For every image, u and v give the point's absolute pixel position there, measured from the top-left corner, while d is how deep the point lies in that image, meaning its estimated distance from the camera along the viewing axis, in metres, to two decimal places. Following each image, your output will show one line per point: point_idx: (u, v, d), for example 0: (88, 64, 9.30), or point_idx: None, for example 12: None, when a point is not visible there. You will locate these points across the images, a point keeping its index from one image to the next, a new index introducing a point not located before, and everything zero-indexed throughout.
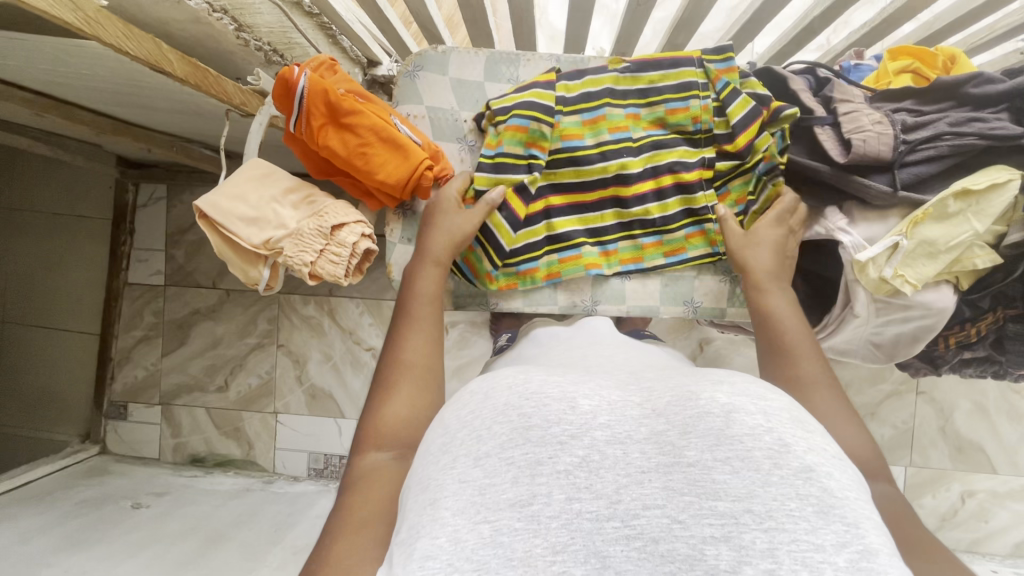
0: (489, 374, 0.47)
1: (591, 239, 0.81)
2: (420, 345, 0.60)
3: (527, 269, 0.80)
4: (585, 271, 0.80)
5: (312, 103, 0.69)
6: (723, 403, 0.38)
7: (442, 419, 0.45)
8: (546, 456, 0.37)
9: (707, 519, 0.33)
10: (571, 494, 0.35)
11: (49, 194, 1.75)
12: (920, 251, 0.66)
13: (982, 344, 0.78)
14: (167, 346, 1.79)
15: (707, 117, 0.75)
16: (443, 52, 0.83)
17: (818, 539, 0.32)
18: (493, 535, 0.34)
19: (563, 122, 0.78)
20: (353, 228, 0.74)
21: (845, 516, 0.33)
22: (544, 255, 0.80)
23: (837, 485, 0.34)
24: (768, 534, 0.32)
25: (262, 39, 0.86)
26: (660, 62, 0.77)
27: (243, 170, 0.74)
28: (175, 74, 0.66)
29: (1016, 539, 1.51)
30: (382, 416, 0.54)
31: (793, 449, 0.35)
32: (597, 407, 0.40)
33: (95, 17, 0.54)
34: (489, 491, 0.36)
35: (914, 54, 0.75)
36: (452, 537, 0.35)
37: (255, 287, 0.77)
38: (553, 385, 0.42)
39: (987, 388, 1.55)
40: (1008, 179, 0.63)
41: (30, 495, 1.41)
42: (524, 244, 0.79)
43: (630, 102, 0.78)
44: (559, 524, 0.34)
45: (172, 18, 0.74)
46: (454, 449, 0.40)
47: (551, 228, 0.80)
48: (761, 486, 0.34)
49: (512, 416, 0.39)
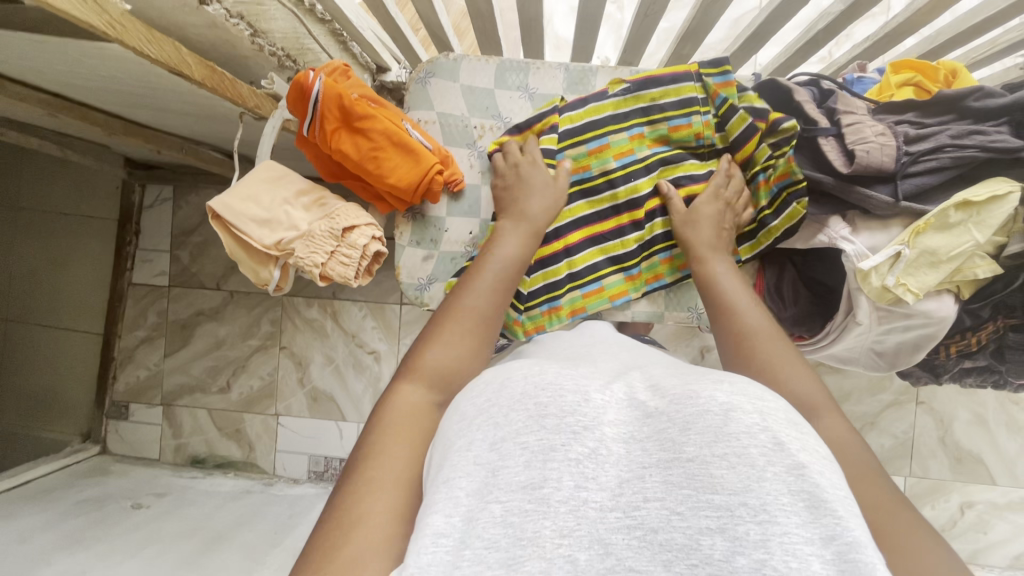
0: (504, 364, 0.48)
1: (614, 267, 0.81)
2: (484, 302, 0.60)
3: (551, 309, 0.80)
4: (609, 303, 0.81)
5: (326, 107, 0.70)
6: (722, 402, 0.38)
7: (458, 405, 0.46)
8: (560, 443, 0.37)
9: (703, 512, 0.34)
10: (579, 483, 0.36)
11: (56, 194, 1.76)
12: (923, 260, 0.67)
13: (983, 352, 0.79)
14: (170, 347, 1.80)
15: (709, 132, 0.77)
16: (454, 59, 0.84)
17: (806, 532, 0.33)
18: (505, 514, 0.36)
19: (571, 157, 0.80)
20: (364, 231, 0.75)
21: (835, 510, 0.34)
22: (566, 292, 0.80)
23: (827, 482, 0.35)
24: (761, 526, 0.33)
25: (276, 44, 0.88)
26: (661, 78, 0.78)
27: (257, 171, 0.75)
28: (194, 78, 0.67)
29: (1015, 551, 1.51)
30: (433, 354, 0.54)
31: (787, 447, 0.36)
32: (608, 402, 0.41)
33: (119, 21, 0.55)
34: (502, 472, 0.37)
35: (917, 68, 0.76)
36: (466, 516, 0.36)
37: (265, 288, 0.78)
38: (568, 377, 0.42)
39: (986, 399, 1.56)
40: (1009, 190, 0.64)
41: (30, 494, 1.42)
42: (539, 287, 0.79)
43: (631, 123, 0.79)
44: (566, 510, 0.35)
45: (189, 22, 0.75)
46: (471, 432, 0.41)
47: (572, 265, 0.80)
48: (756, 481, 0.34)
49: (528, 404, 0.40)
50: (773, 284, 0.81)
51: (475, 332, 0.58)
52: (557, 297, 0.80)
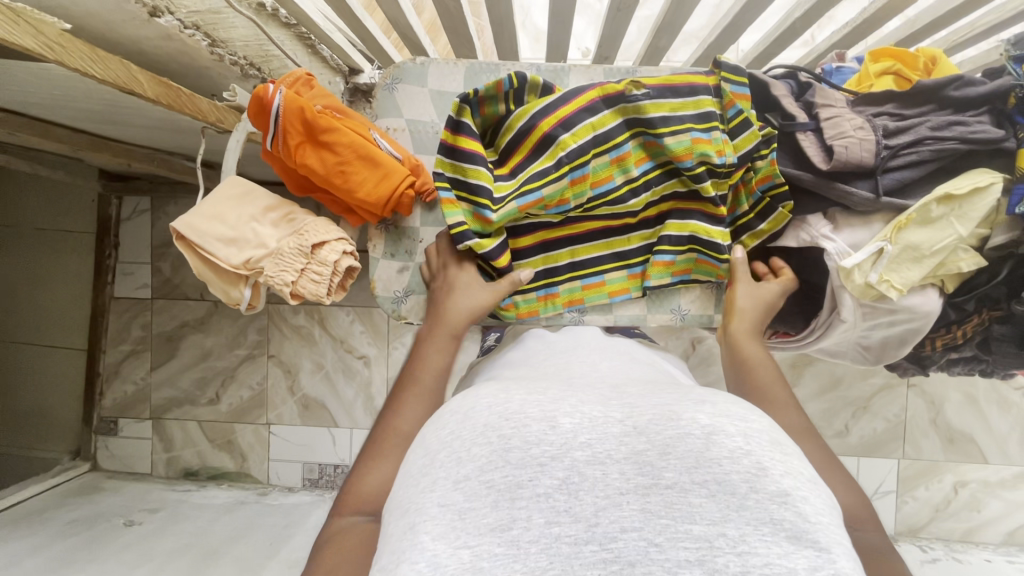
0: (472, 391, 0.48)
1: (616, 263, 0.79)
2: (415, 413, 0.57)
3: (547, 295, 0.80)
4: (607, 299, 0.80)
5: (288, 121, 0.68)
6: (704, 425, 0.39)
7: (424, 438, 0.46)
8: (526, 478, 0.37)
9: (682, 543, 0.34)
10: (551, 518, 0.36)
11: (28, 210, 1.72)
12: (906, 255, 0.66)
13: (969, 344, 0.77)
14: (156, 360, 1.78)
15: (730, 150, 0.67)
16: (421, 64, 0.81)
17: (790, 563, 0.33)
18: (474, 560, 0.35)
19: (593, 168, 0.69)
20: (334, 247, 0.72)
21: (817, 541, 0.34)
22: (565, 281, 0.79)
23: (811, 509, 0.36)
24: (741, 558, 0.33)
25: (238, 53, 0.85)
26: (678, 88, 0.68)
27: (221, 189, 0.73)
28: (146, 95, 0.64)
29: (1007, 528, 1.54)
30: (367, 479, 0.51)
31: (769, 473, 0.37)
32: (579, 425, 0.40)
33: (58, 41, 0.52)
34: (468, 515, 0.37)
35: (895, 55, 0.73)
36: (432, 561, 0.35)
37: (236, 307, 0.76)
38: (534, 405, 0.43)
39: (977, 379, 1.56)
40: (990, 182, 0.63)
41: (19, 516, 1.40)
42: (522, 273, 0.78)
43: (648, 131, 0.69)
44: (538, 549, 0.35)
45: (142, 36, 0.73)
46: (433, 471, 0.41)
47: (574, 254, 0.79)
48: (735, 511, 0.35)
49: (491, 438, 0.40)
50: None
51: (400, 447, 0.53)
52: (556, 288, 0.80)
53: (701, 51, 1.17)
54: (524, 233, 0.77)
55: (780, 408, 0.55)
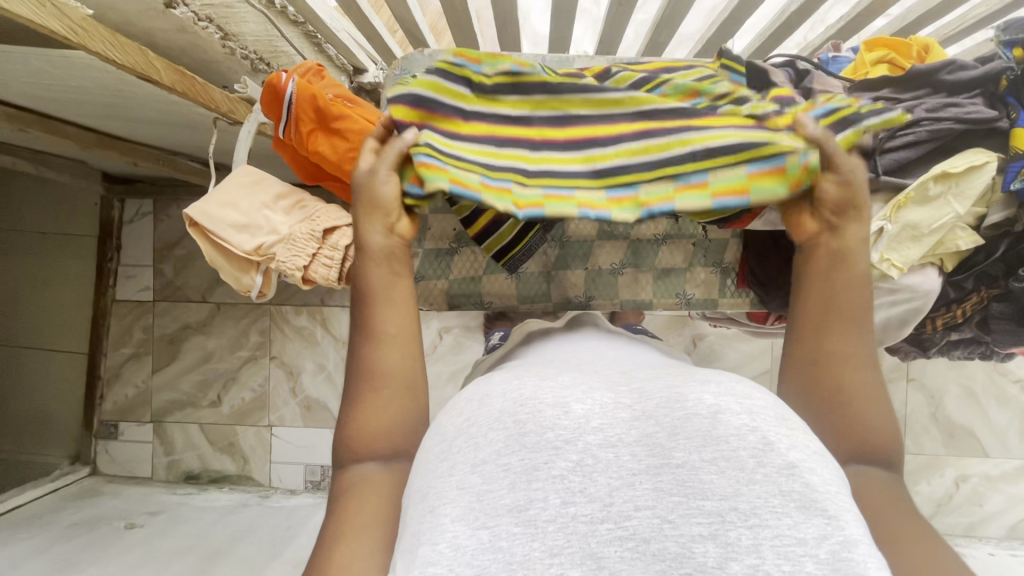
0: (483, 380, 0.50)
1: (595, 183, 0.55)
2: (399, 355, 0.52)
3: (495, 185, 0.53)
4: (576, 211, 0.53)
5: (301, 109, 0.70)
6: (710, 404, 0.40)
7: (438, 426, 0.47)
8: (542, 461, 0.38)
9: (695, 519, 0.35)
10: (566, 498, 0.37)
11: (31, 213, 1.73)
12: (904, 234, 0.69)
13: (969, 324, 0.81)
14: (157, 363, 1.77)
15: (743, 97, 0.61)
16: (429, 55, 0.83)
17: (800, 533, 0.34)
18: (493, 540, 0.36)
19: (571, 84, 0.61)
20: (345, 231, 0.73)
21: (826, 510, 0.35)
22: (519, 183, 0.54)
23: (818, 480, 0.37)
24: (753, 531, 0.34)
25: (248, 47, 0.88)
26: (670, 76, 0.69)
27: (234, 176, 0.74)
28: (163, 83, 0.66)
29: (1010, 521, 1.55)
30: (357, 424, 0.51)
31: (776, 447, 0.38)
32: (591, 410, 0.41)
33: (81, 26, 0.54)
34: (487, 497, 0.38)
35: (890, 45, 0.75)
36: (452, 542, 0.36)
37: (248, 294, 0.78)
38: (546, 390, 0.44)
39: (975, 372, 1.57)
40: (985, 160, 0.65)
41: (19, 520, 1.39)
42: (466, 160, 0.54)
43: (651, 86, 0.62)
44: (555, 528, 0.36)
45: (157, 28, 0.77)
46: (452, 456, 0.42)
47: (535, 162, 0.56)
48: (746, 485, 0.36)
49: (507, 423, 0.41)
50: (756, 263, 0.76)
51: (392, 391, 0.51)
52: (567, 278, 0.78)
53: (698, 47, 1.19)
54: (475, 123, 0.56)
55: (845, 337, 0.52)
